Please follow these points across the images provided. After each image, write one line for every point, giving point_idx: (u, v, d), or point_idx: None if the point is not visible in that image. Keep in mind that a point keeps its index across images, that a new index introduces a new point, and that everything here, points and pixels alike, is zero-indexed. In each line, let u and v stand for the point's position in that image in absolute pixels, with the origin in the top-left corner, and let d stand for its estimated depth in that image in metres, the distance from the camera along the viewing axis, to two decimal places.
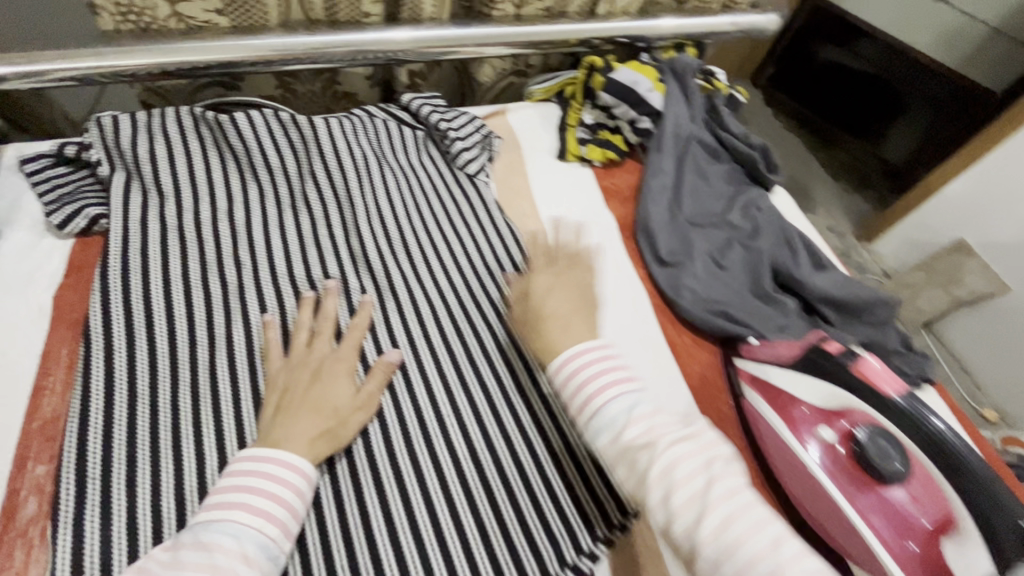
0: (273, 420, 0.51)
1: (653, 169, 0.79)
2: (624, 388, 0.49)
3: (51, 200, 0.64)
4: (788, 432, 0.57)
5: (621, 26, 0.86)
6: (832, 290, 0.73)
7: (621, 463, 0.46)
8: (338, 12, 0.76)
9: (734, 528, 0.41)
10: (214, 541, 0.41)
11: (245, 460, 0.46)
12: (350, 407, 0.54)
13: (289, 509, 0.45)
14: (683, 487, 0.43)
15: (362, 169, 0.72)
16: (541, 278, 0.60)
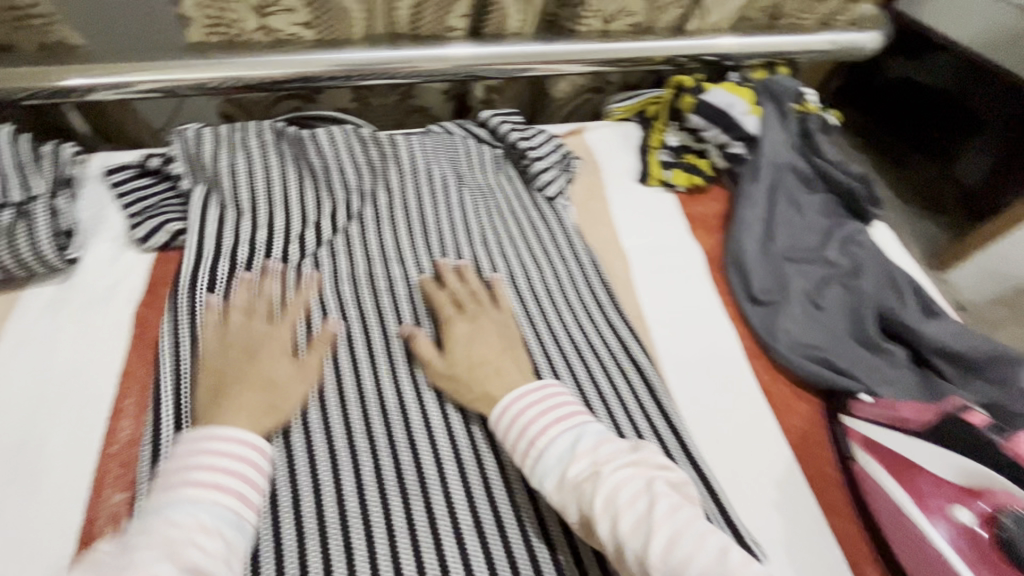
0: (222, 395, 0.48)
1: (747, 199, 0.74)
2: (564, 425, 0.47)
3: (133, 214, 0.63)
4: (915, 508, 0.51)
5: (711, 44, 0.81)
6: (948, 341, 0.66)
7: (565, 500, 0.45)
8: (422, 25, 0.73)
9: (683, 546, 0.39)
10: (167, 522, 0.38)
11: (185, 443, 0.43)
12: (286, 379, 0.51)
13: (245, 478, 0.42)
14: (629, 511, 0.41)
15: (439, 189, 0.69)
16: (456, 329, 0.56)
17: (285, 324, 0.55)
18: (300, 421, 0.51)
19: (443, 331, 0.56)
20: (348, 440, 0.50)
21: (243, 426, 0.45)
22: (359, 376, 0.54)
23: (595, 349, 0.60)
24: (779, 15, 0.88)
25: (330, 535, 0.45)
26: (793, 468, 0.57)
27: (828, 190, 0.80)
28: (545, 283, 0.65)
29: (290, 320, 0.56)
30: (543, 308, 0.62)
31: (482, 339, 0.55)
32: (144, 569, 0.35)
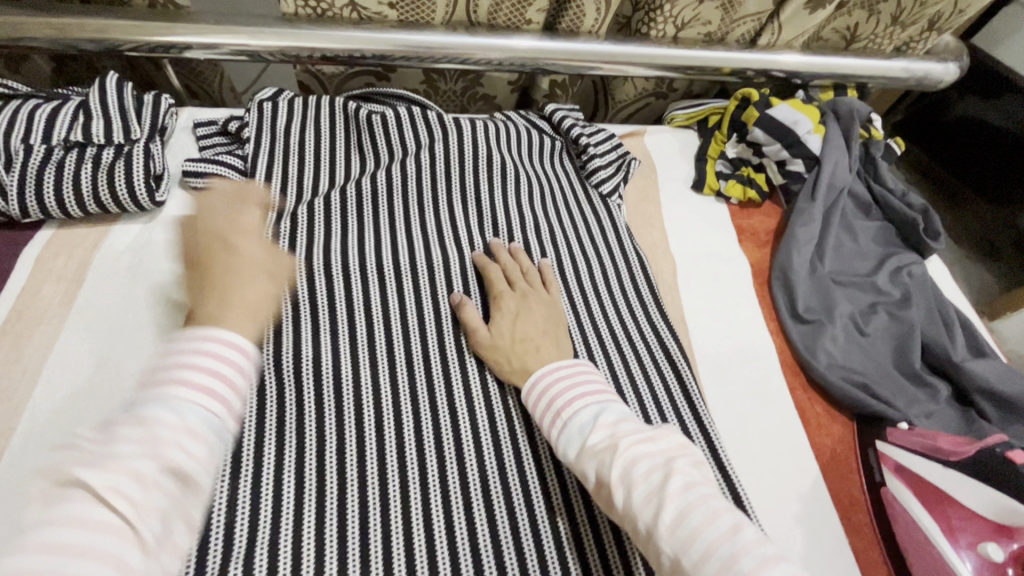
0: (213, 289, 0.42)
1: (801, 217, 0.73)
2: (590, 399, 0.49)
3: (190, 168, 0.64)
4: (939, 537, 0.51)
5: (782, 60, 0.81)
6: (997, 382, 0.64)
7: (584, 470, 0.46)
8: (499, 16, 0.76)
9: (693, 519, 0.39)
10: (152, 415, 0.33)
11: (183, 338, 0.37)
12: (263, 266, 0.45)
13: (233, 384, 0.37)
14: (642, 484, 0.42)
15: (498, 173, 0.71)
16: (506, 304, 0.58)
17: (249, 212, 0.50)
18: (351, 373, 0.53)
19: (493, 306, 0.59)
20: (393, 398, 0.53)
21: (254, 301, 0.42)
22: (407, 342, 0.57)
23: (633, 345, 0.61)
24: (854, 39, 0.88)
25: (369, 483, 0.48)
26: (820, 484, 0.57)
27: (883, 218, 0.79)
28: (590, 274, 0.66)
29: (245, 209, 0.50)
30: (586, 300, 0.64)
31: (525, 320, 0.57)
32: (123, 461, 0.31)
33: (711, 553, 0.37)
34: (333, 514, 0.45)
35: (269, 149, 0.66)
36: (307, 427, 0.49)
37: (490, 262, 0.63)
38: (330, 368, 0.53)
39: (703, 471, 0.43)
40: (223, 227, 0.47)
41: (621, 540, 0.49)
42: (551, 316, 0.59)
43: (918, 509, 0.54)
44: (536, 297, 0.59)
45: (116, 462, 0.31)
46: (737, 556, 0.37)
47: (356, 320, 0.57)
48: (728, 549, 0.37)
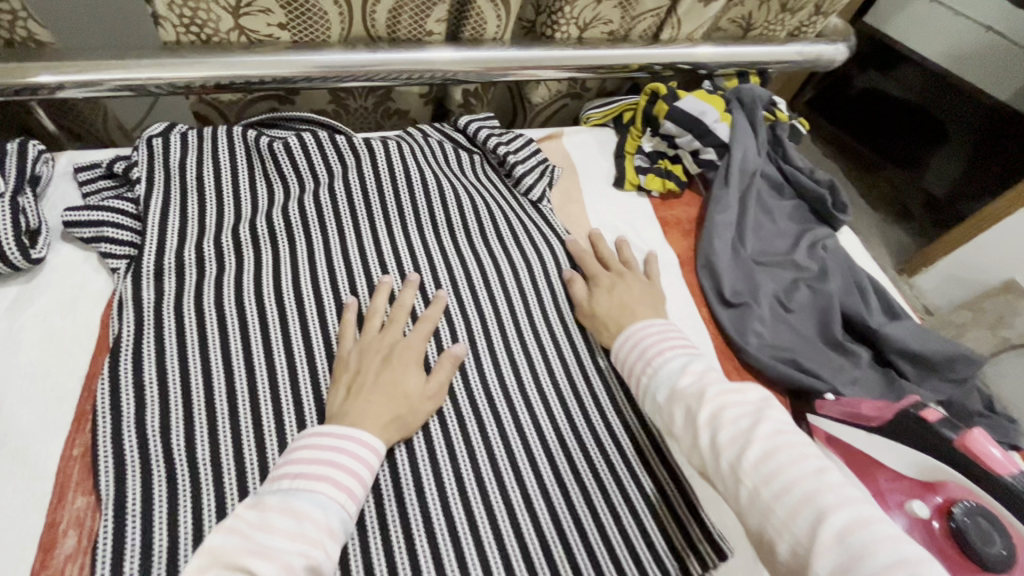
0: (344, 403, 0.51)
1: (718, 204, 0.75)
2: (681, 351, 0.54)
3: (72, 218, 0.58)
4: None
5: (684, 55, 0.83)
6: (913, 343, 0.67)
7: (672, 412, 0.50)
8: (400, 29, 0.73)
9: (776, 459, 0.42)
10: (305, 510, 0.42)
11: (326, 436, 0.47)
12: (420, 395, 0.54)
13: (361, 485, 0.46)
14: (730, 426, 0.45)
15: (418, 192, 0.69)
16: (603, 279, 0.65)
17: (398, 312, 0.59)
18: (276, 426, 0.52)
19: (590, 282, 0.65)
20: None
21: (372, 431, 0.49)
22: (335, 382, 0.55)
23: (574, 352, 0.62)
24: (751, 26, 0.91)
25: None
26: None
27: (796, 195, 0.83)
28: (523, 281, 0.66)
29: (425, 327, 0.59)
30: (521, 310, 0.63)
31: (622, 289, 0.64)
32: (278, 551, 0.39)
33: (790, 489, 0.40)
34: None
35: (165, 190, 0.62)
36: (227, 490, 0.48)
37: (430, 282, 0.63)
38: (251, 423, 0.51)
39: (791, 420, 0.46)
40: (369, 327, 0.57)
41: (569, 548, 0.50)
42: (643, 291, 0.64)
43: (850, 474, 0.54)
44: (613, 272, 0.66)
45: (271, 549, 0.39)
46: (815, 494, 0.40)
47: (276, 365, 0.55)
48: (809, 486, 0.40)
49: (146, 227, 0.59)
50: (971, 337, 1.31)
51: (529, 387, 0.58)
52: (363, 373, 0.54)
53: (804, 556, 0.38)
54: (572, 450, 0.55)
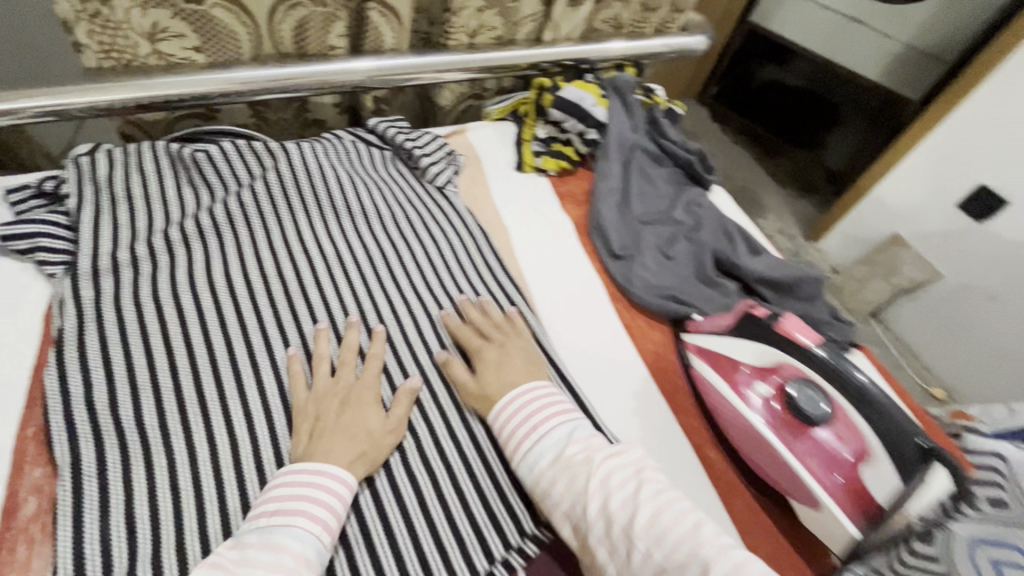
0: (309, 445, 0.55)
1: (602, 174, 0.87)
2: (561, 420, 0.59)
3: (8, 232, 0.63)
4: (724, 387, 0.64)
5: (565, 52, 0.95)
6: (770, 272, 0.81)
7: (561, 479, 0.54)
8: (307, 45, 0.81)
9: (664, 520, 0.49)
10: (283, 543, 0.46)
11: (301, 474, 0.52)
12: (382, 429, 0.58)
13: (336, 517, 0.51)
14: (618, 492, 0.51)
15: (336, 186, 0.77)
16: (489, 356, 0.65)
17: (347, 355, 0.63)
18: (217, 393, 0.58)
19: (475, 358, 0.65)
20: (264, 405, 0.59)
21: (341, 463, 0.53)
22: (272, 354, 0.63)
23: (486, 308, 0.71)
24: (621, 25, 1.04)
25: (248, 487, 0.54)
26: (648, 381, 0.69)
27: (673, 164, 0.96)
28: (438, 255, 0.76)
29: (376, 365, 0.63)
30: (439, 278, 0.73)
31: (509, 363, 0.64)
32: None
33: (679, 545, 0.47)
34: (236, 507, 0.53)
35: (96, 201, 0.68)
36: (176, 448, 0.54)
37: (354, 262, 0.72)
38: (194, 392, 0.58)
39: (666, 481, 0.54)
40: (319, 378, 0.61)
41: (488, 462, 0.60)
42: (529, 360, 0.65)
43: (708, 371, 0.66)
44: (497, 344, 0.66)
45: None
46: (697, 546, 0.47)
47: (214, 343, 0.61)
48: (693, 542, 0.47)
49: (81, 235, 0.65)
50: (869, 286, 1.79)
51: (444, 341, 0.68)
52: (322, 419, 0.57)
53: None
54: None
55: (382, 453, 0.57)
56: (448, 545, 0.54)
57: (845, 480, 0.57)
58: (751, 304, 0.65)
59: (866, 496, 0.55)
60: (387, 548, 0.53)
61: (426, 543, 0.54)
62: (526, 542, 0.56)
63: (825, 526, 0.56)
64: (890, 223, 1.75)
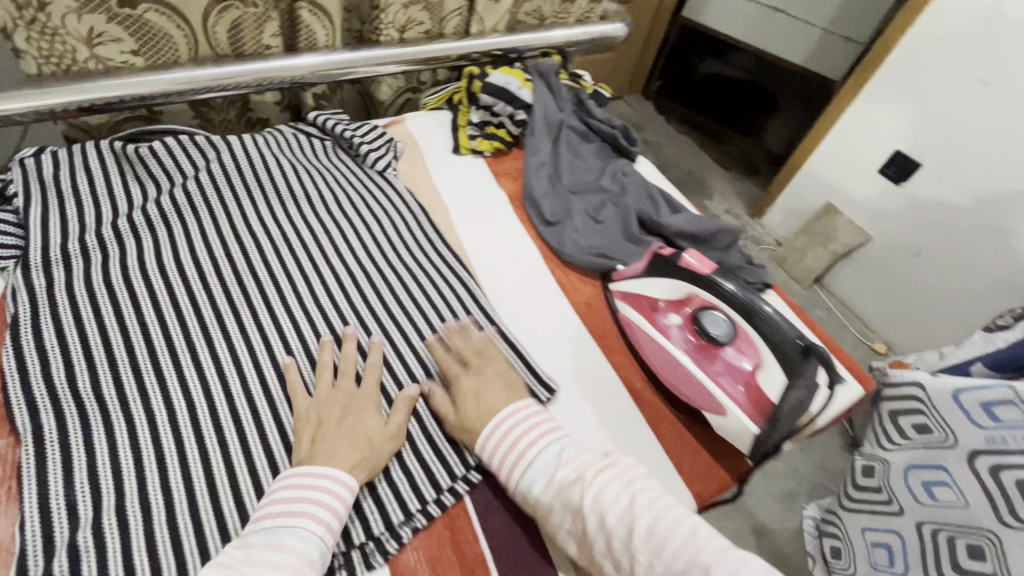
0: (311, 450, 0.56)
1: (531, 151, 0.95)
2: (546, 441, 0.59)
3: None
4: (642, 321, 0.72)
5: (491, 42, 1.02)
6: (688, 226, 0.88)
7: (558, 500, 0.55)
8: (243, 45, 0.86)
9: (661, 529, 0.51)
10: (288, 543, 0.48)
11: (305, 476, 0.53)
12: (382, 436, 0.59)
13: (338, 517, 0.52)
14: (613, 508, 0.53)
15: (278, 174, 0.82)
16: (466, 384, 0.64)
17: (343, 371, 0.64)
18: (171, 362, 0.62)
19: (453, 384, 0.65)
20: (217, 371, 0.63)
21: (341, 467, 0.55)
22: (223, 326, 0.67)
23: (427, 274, 0.77)
24: (543, 16, 1.13)
25: (206, 444, 0.58)
26: (579, 327, 0.76)
27: (599, 140, 1.04)
28: (380, 230, 0.81)
29: (374, 374, 0.64)
30: (381, 250, 0.78)
31: (487, 393, 0.63)
32: None
33: (678, 553, 0.49)
34: (197, 458, 0.57)
35: (43, 198, 0.71)
36: (135, 412, 0.58)
37: (299, 241, 0.77)
38: (149, 362, 0.61)
39: (655, 487, 0.55)
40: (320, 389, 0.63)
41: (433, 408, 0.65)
42: (505, 382, 0.65)
43: (629, 310, 0.74)
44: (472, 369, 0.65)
45: None
46: (696, 551, 0.49)
47: (167, 319, 0.65)
48: (692, 547, 0.50)
49: (30, 230, 0.68)
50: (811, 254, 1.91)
51: (387, 305, 0.73)
52: (325, 424, 0.59)
53: None
54: (430, 342, 0.70)
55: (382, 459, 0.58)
56: (396, 478, 0.59)
57: (745, 387, 0.64)
58: (658, 247, 0.73)
59: (764, 398, 0.62)
60: None
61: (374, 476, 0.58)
62: (471, 471, 0.61)
63: (731, 429, 0.63)
64: (820, 193, 1.88)
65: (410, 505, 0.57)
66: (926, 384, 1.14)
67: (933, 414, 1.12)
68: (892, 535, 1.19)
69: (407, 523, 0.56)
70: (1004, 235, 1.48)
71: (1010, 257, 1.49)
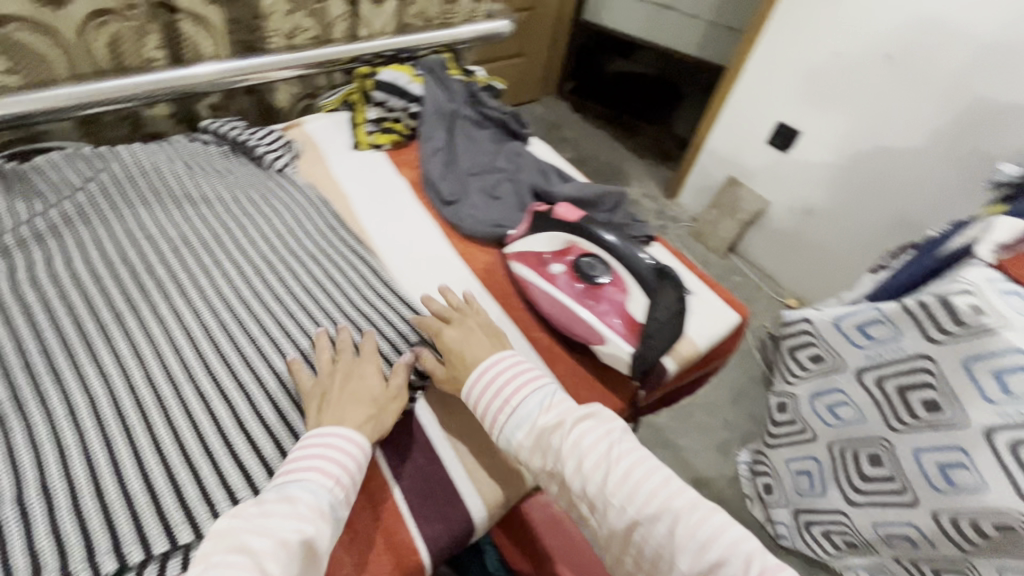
0: (320, 415, 0.60)
1: (426, 138, 1.00)
2: (530, 388, 0.62)
3: None
4: (530, 272, 0.78)
5: (381, 43, 1.08)
6: (576, 192, 0.96)
7: (539, 446, 0.58)
8: (125, 58, 0.88)
9: (635, 476, 0.54)
10: (297, 493, 0.52)
11: (316, 437, 0.57)
12: (385, 399, 0.64)
13: (346, 472, 0.55)
14: (591, 455, 0.55)
15: (173, 180, 0.84)
16: (451, 334, 0.69)
17: (342, 349, 0.68)
18: (66, 358, 0.61)
19: (438, 340, 0.69)
20: (118, 363, 0.62)
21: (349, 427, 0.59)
22: (123, 323, 0.66)
23: (330, 259, 0.81)
24: (430, 18, 1.21)
25: (108, 430, 0.57)
26: (480, 289, 0.82)
27: (493, 126, 1.11)
28: (282, 224, 0.84)
29: (370, 351, 0.68)
30: (284, 241, 0.82)
31: (477, 340, 0.68)
32: (274, 528, 0.48)
33: (647, 496, 0.53)
34: (100, 447, 0.56)
35: None
36: (29, 408, 0.56)
37: (200, 241, 0.78)
38: (43, 360, 0.60)
39: (632, 438, 0.58)
40: (319, 361, 0.66)
41: None
42: (489, 331, 0.71)
43: (519, 266, 0.80)
44: (456, 322, 0.71)
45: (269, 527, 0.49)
46: (663, 497, 0.53)
47: (61, 321, 0.64)
48: (660, 491, 0.53)
49: None
50: (723, 223, 2.04)
51: (292, 289, 0.75)
52: (330, 394, 0.62)
53: (661, 548, 0.51)
54: (336, 317, 0.73)
55: (387, 420, 0.63)
56: None
57: (620, 318, 0.72)
58: (538, 206, 0.82)
59: (637, 324, 0.71)
60: (251, 453, 0.59)
61: (285, 440, 0.61)
62: None
63: (610, 353, 0.71)
64: (720, 166, 2.04)
65: None
66: (813, 319, 1.26)
67: (823, 344, 1.24)
68: (811, 461, 1.29)
69: None
70: (872, 183, 1.65)
71: (893, 204, 1.62)
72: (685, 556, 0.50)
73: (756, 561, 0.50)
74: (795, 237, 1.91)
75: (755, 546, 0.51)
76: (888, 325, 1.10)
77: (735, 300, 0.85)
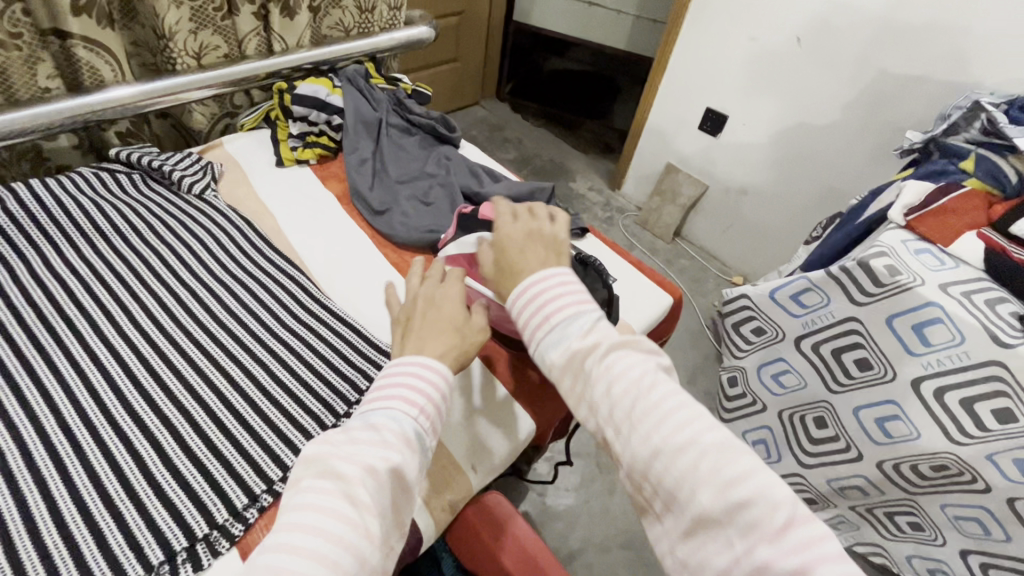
0: (404, 341, 0.57)
1: (351, 148, 0.99)
2: (573, 307, 0.49)
3: None
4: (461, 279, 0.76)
5: (299, 56, 1.05)
6: (507, 191, 0.97)
7: (565, 368, 0.46)
8: (15, 90, 0.85)
9: (670, 408, 0.40)
10: (382, 419, 0.45)
11: (397, 368, 0.52)
12: (468, 330, 0.59)
13: (430, 404, 0.49)
14: (623, 379, 0.42)
15: (82, 214, 0.80)
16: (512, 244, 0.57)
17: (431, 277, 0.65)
18: None
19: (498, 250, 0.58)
20: (28, 413, 0.58)
21: (434, 356, 0.54)
22: (32, 368, 0.62)
23: (258, 281, 0.78)
24: (348, 29, 1.20)
25: (18, 484, 0.53)
26: None
27: (421, 132, 1.10)
28: (204, 250, 0.81)
29: (455, 278, 0.65)
30: (207, 267, 0.79)
31: (538, 250, 0.56)
32: (357, 456, 0.41)
33: (682, 431, 0.39)
34: (10, 504, 0.52)
35: None
36: None
37: (115, 275, 0.75)
38: None
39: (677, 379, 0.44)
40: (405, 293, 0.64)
41: (275, 399, 0.65)
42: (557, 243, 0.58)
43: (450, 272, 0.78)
44: (521, 230, 0.59)
45: (352, 454, 0.41)
46: (699, 436, 0.39)
47: None
48: (697, 428, 0.39)
49: None
50: (666, 209, 2.10)
51: (218, 316, 0.73)
52: (413, 321, 0.59)
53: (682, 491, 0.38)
54: (267, 341, 0.71)
55: (470, 349, 0.58)
56: (238, 468, 0.58)
57: None
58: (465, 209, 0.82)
59: None
60: (178, 488, 0.56)
61: (214, 471, 0.58)
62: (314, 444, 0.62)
63: None
64: (658, 154, 2.09)
65: (255, 489, 0.57)
66: (750, 293, 1.29)
67: (762, 317, 1.28)
68: (765, 430, 1.32)
69: (252, 505, 0.56)
70: (797, 159, 1.72)
71: (821, 176, 1.69)
72: (711, 500, 0.37)
73: (793, 516, 0.36)
74: (732, 217, 1.98)
75: (793, 500, 0.36)
76: (817, 292, 1.13)
77: (665, 283, 0.88)
